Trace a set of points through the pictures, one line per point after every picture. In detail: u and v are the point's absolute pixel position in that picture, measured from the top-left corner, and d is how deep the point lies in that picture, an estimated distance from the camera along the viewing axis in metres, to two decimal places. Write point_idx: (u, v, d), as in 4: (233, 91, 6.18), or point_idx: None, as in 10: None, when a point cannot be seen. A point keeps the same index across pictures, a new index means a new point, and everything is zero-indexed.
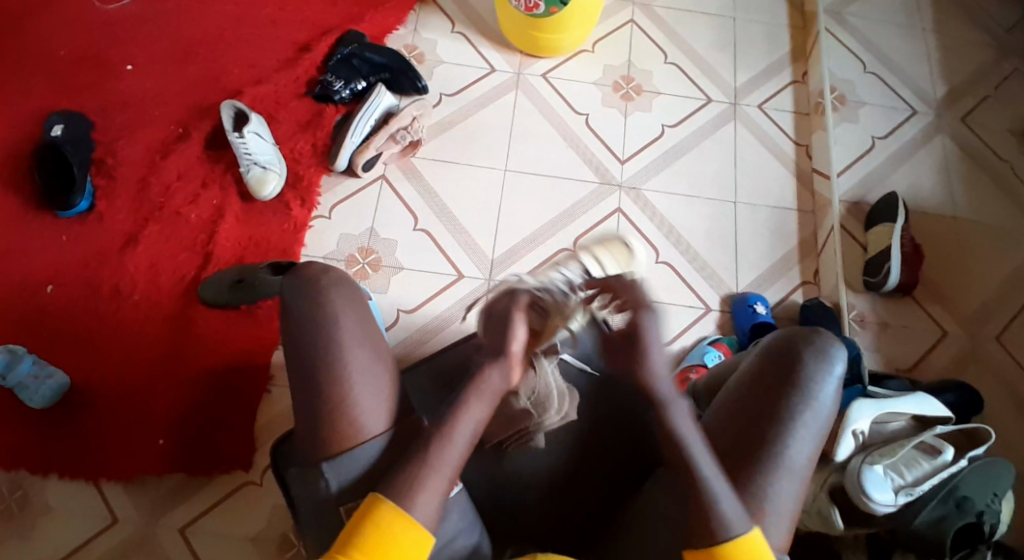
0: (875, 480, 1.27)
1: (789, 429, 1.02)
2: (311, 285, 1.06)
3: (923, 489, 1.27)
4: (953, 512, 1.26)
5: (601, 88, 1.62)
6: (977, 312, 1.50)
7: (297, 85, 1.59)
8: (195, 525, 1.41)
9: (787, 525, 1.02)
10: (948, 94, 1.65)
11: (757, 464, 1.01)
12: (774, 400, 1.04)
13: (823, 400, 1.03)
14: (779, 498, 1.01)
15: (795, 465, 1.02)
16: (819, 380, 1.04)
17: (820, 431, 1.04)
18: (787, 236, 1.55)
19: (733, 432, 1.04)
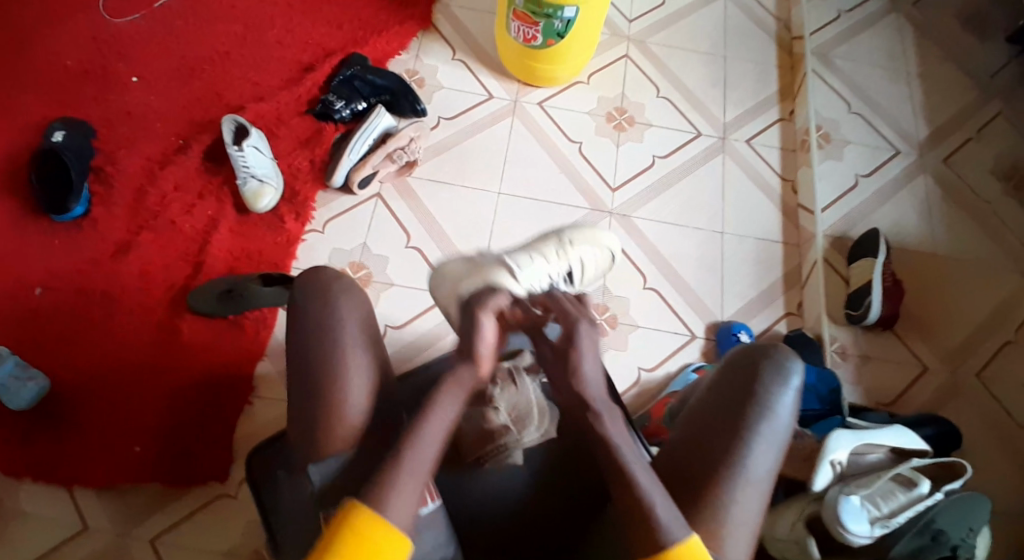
0: (851, 510, 1.27)
1: (749, 441, 1.05)
2: (312, 281, 1.07)
3: (899, 521, 1.28)
4: (929, 545, 1.25)
5: (595, 117, 1.66)
6: (957, 349, 1.53)
7: (299, 103, 1.62)
8: (167, 537, 1.40)
9: (748, 536, 1.03)
10: (931, 136, 1.70)
11: (720, 476, 1.04)
12: (733, 412, 1.07)
13: (782, 412, 1.06)
14: (740, 509, 1.03)
15: (755, 476, 1.05)
16: (777, 395, 1.08)
17: (780, 444, 1.06)
18: (772, 268, 1.58)
19: (695, 444, 1.07)
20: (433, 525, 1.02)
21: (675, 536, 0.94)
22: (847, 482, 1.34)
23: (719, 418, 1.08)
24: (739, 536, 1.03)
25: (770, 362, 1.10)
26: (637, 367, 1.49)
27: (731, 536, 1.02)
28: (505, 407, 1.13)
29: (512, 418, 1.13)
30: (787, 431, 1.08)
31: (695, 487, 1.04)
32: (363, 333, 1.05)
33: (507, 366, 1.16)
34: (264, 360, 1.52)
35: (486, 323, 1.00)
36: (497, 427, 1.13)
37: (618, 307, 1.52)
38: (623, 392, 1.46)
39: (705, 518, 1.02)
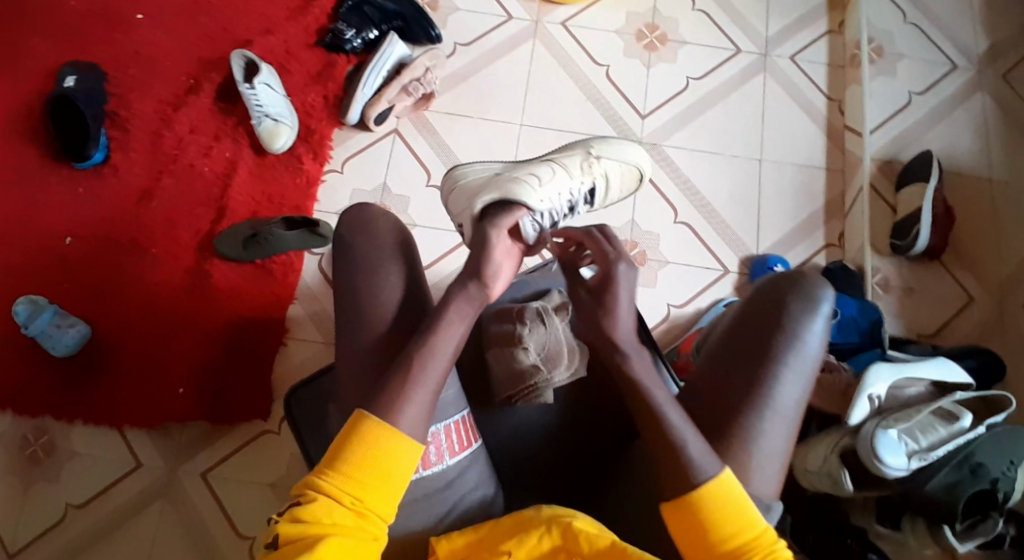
0: (887, 444, 1.26)
1: (776, 372, 1.04)
2: (352, 225, 1.08)
3: (938, 454, 1.25)
4: (967, 479, 1.23)
5: (623, 37, 1.55)
6: (1005, 279, 1.45)
7: (309, 34, 1.55)
8: (217, 471, 1.46)
9: (777, 467, 1.02)
10: (990, 51, 1.55)
11: (745, 409, 1.03)
12: (760, 343, 1.06)
13: (811, 343, 1.05)
14: (768, 439, 1.02)
15: (782, 406, 1.03)
16: (806, 326, 1.06)
17: (808, 373, 1.05)
18: (814, 196, 1.50)
19: (720, 376, 1.06)
20: (472, 467, 1.06)
21: (707, 472, 0.94)
22: (885, 416, 1.32)
23: (747, 349, 1.06)
24: (767, 465, 1.02)
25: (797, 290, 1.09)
26: (667, 303, 1.45)
27: (758, 468, 1.01)
28: (536, 346, 1.12)
29: (542, 356, 1.12)
30: (816, 360, 1.07)
31: (723, 424, 1.03)
32: (404, 282, 1.07)
33: (535, 307, 1.14)
34: (295, 303, 1.53)
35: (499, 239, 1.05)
36: (527, 367, 1.11)
37: (648, 243, 1.47)
38: (652, 327, 1.43)
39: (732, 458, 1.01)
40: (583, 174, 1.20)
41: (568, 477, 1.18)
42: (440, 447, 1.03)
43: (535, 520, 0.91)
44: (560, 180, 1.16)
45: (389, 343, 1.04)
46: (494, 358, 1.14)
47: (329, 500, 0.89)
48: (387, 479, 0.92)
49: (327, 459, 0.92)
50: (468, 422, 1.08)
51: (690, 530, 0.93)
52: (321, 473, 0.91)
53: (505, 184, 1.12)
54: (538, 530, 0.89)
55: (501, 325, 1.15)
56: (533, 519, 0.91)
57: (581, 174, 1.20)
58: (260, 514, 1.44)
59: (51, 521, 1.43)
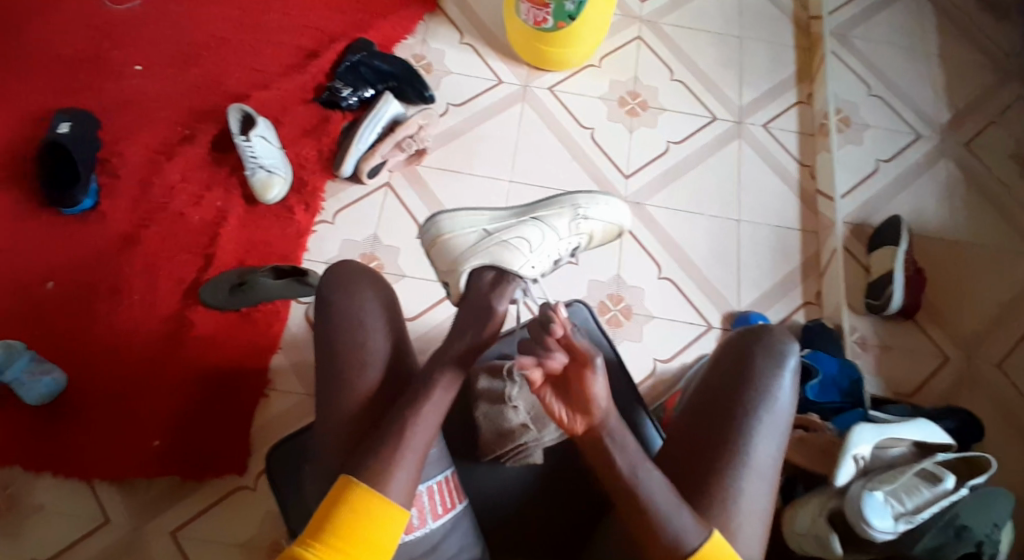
0: (875, 506, 1.26)
1: (752, 430, 1.09)
2: (342, 275, 1.16)
3: (923, 516, 1.27)
4: (953, 541, 1.26)
5: (607, 102, 1.63)
6: (976, 339, 1.51)
7: (305, 91, 1.60)
8: (185, 531, 1.40)
9: (759, 524, 1.07)
10: (952, 120, 1.66)
11: (728, 468, 1.07)
12: (732, 404, 1.11)
13: (782, 399, 1.10)
14: (749, 497, 1.07)
15: (760, 463, 1.08)
16: (774, 383, 1.12)
17: (781, 431, 1.10)
18: (789, 255, 1.56)
19: (698, 437, 1.10)
20: (456, 529, 1.10)
21: (693, 541, 0.97)
22: (870, 478, 1.34)
23: (722, 407, 1.11)
24: (752, 524, 1.06)
25: (764, 351, 1.14)
26: (652, 357, 1.47)
27: (741, 525, 1.06)
28: (524, 405, 1.18)
29: (531, 415, 1.18)
30: (786, 417, 1.12)
31: (705, 483, 1.07)
32: (387, 331, 1.15)
33: (523, 366, 1.22)
34: (278, 354, 1.51)
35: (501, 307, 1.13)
36: (517, 426, 1.16)
37: (633, 297, 1.50)
38: (638, 382, 1.45)
39: (715, 499, 1.06)
40: (571, 235, 1.29)
41: (565, 523, 1.18)
42: (423, 510, 1.07)
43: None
44: (548, 242, 1.26)
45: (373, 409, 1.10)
46: (483, 416, 1.17)
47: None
48: (374, 548, 0.98)
49: (315, 530, 0.97)
50: (452, 481, 1.12)
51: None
52: (308, 544, 0.96)
53: (496, 248, 1.23)
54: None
55: (491, 382, 1.19)
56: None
57: (570, 235, 1.30)
58: None
59: None
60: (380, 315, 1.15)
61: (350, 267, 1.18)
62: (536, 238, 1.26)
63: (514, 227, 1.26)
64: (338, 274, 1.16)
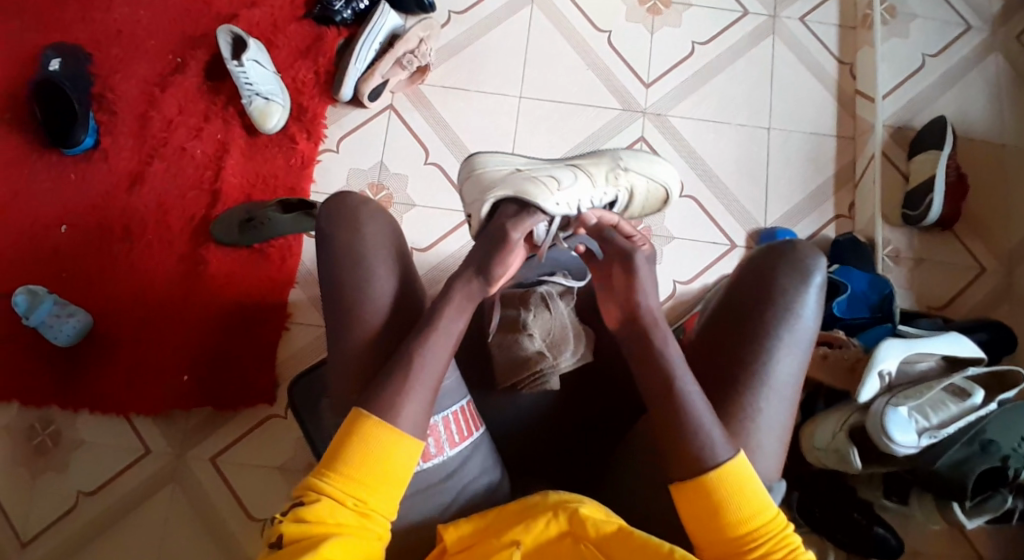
0: (897, 420, 1.23)
1: (771, 345, 1.00)
2: (341, 210, 1.03)
3: (949, 430, 1.24)
4: (978, 454, 1.23)
5: (626, 1, 1.50)
6: (1016, 249, 1.43)
7: (296, 7, 1.49)
8: (226, 455, 1.44)
9: (775, 444, 1.01)
10: (1007, 8, 1.51)
11: (742, 390, 1.00)
12: (753, 321, 1.01)
13: (804, 314, 1.01)
14: (765, 414, 1.00)
15: (778, 381, 1.00)
16: (796, 293, 1.02)
17: (804, 347, 1.02)
18: (823, 165, 1.46)
19: (717, 359, 1.03)
20: (476, 455, 1.03)
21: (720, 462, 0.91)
22: (895, 394, 1.29)
23: (742, 323, 1.02)
24: (768, 443, 1.00)
25: (788, 262, 1.04)
26: (672, 280, 1.41)
27: (758, 445, 1.00)
28: (539, 332, 1.08)
29: (547, 341, 1.08)
30: (810, 330, 1.03)
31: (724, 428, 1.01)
32: (395, 270, 1.03)
33: (540, 290, 1.11)
34: (295, 288, 1.50)
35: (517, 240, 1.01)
36: (533, 353, 1.07)
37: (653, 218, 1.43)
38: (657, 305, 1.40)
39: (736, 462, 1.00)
40: (609, 183, 1.14)
41: (578, 462, 1.14)
42: (439, 439, 1.01)
43: (541, 506, 0.89)
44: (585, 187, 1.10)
45: (378, 351, 1.00)
46: (496, 345, 1.10)
47: (332, 501, 0.89)
48: (389, 479, 0.91)
49: (327, 462, 0.91)
50: (470, 411, 1.05)
51: (702, 513, 0.91)
52: (321, 475, 0.90)
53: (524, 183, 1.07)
54: (546, 515, 0.88)
55: (505, 311, 1.11)
56: (540, 503, 0.89)
57: (606, 185, 1.14)
58: (273, 497, 1.43)
59: (64, 506, 1.41)
60: (392, 273, 1.02)
61: (347, 198, 1.04)
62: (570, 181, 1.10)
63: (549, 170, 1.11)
64: (332, 202, 1.03)
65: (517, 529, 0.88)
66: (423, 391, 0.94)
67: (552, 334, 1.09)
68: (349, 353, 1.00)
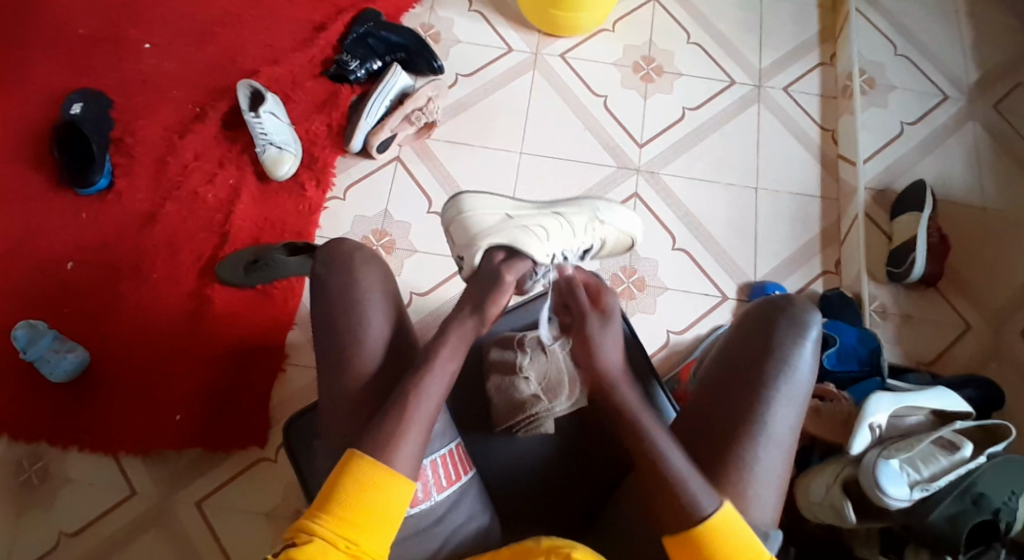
0: (889, 475, 1.23)
1: (769, 398, 1.03)
2: (338, 256, 1.08)
3: (940, 484, 1.23)
4: (971, 508, 1.21)
5: (622, 68, 1.61)
6: (999, 306, 1.47)
7: (313, 64, 1.60)
8: (210, 499, 1.42)
9: (774, 493, 1.01)
10: (980, 80, 1.62)
11: (742, 432, 1.02)
12: (754, 371, 1.04)
13: (801, 368, 1.04)
14: (765, 465, 1.01)
15: (777, 434, 1.02)
16: (794, 349, 1.05)
17: (799, 398, 1.04)
18: (810, 223, 1.52)
19: (714, 413, 1.05)
20: (464, 500, 1.03)
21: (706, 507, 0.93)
22: (886, 446, 1.29)
23: (740, 380, 1.05)
24: (767, 491, 1.01)
25: (786, 319, 1.07)
26: (666, 330, 1.45)
27: (757, 496, 1.00)
28: (535, 375, 1.09)
29: (543, 387, 1.09)
30: (806, 384, 1.05)
31: (717, 437, 1.03)
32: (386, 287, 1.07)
33: (535, 334, 1.12)
34: (296, 329, 1.52)
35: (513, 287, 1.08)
36: (528, 397, 1.08)
37: (647, 270, 1.48)
38: (652, 353, 1.43)
39: (734, 474, 1.00)
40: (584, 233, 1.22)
41: (572, 478, 1.13)
42: (428, 482, 1.01)
43: (534, 551, 0.92)
44: (565, 237, 1.19)
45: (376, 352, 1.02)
46: (493, 388, 1.11)
47: (324, 541, 0.88)
48: (381, 521, 0.91)
49: (320, 503, 0.90)
50: (459, 454, 1.05)
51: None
52: (315, 517, 0.89)
53: (516, 232, 1.14)
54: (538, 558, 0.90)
55: (502, 353, 1.12)
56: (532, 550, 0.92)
57: (584, 235, 1.22)
58: (258, 543, 1.40)
59: (43, 548, 1.38)
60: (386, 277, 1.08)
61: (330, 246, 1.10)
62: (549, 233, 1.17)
63: (536, 216, 1.19)
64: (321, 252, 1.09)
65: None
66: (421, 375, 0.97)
67: (550, 380, 1.09)
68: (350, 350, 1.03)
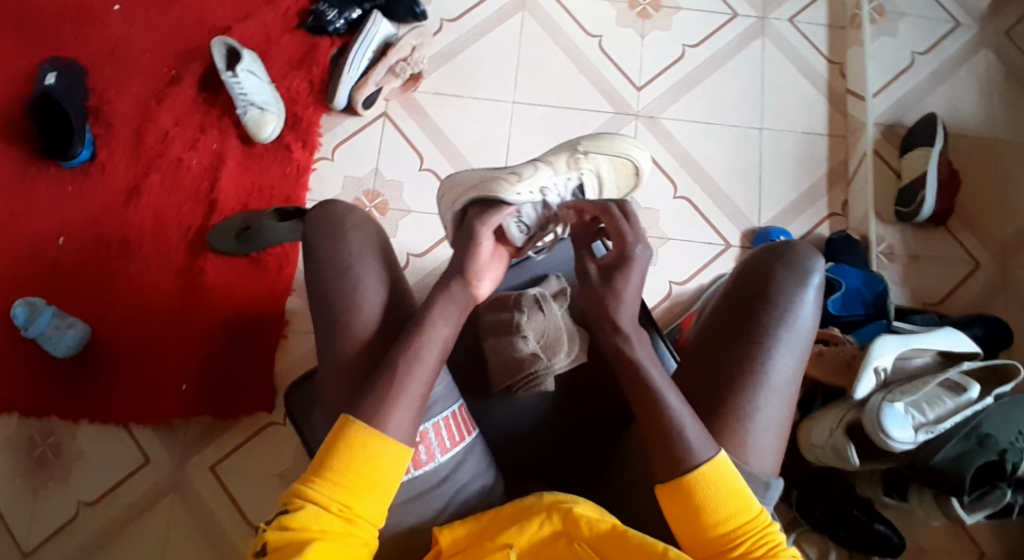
0: (893, 416, 1.21)
1: (769, 346, 1.01)
2: (323, 234, 1.03)
3: (945, 426, 1.21)
4: (975, 450, 1.22)
5: (616, 5, 1.52)
6: (1010, 243, 1.43)
7: (289, 18, 1.52)
8: (225, 465, 1.45)
9: (773, 440, 1.00)
10: (994, 4, 1.53)
11: (743, 386, 1.00)
12: (754, 318, 1.02)
13: (802, 315, 1.02)
14: (764, 413, 0.99)
15: (776, 381, 1.00)
16: (796, 296, 1.03)
17: (801, 344, 1.02)
18: (816, 164, 1.47)
19: (717, 360, 1.02)
20: (467, 461, 1.02)
21: (703, 455, 0.91)
22: (891, 389, 1.27)
23: (740, 327, 1.02)
24: (766, 439, 0.99)
25: (787, 266, 1.05)
26: (667, 280, 1.42)
27: (757, 444, 0.99)
28: (533, 334, 1.06)
29: (541, 344, 1.06)
30: (808, 332, 1.03)
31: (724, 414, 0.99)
32: (381, 278, 1.02)
33: (532, 293, 1.08)
34: (293, 295, 1.50)
35: (486, 238, 1.01)
36: (527, 355, 1.05)
37: (647, 220, 1.44)
38: (652, 307, 1.40)
39: (735, 451, 0.98)
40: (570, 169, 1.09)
41: (573, 455, 1.13)
42: (430, 445, 0.99)
43: (535, 508, 0.89)
44: (546, 176, 1.06)
45: (371, 357, 0.99)
46: (491, 349, 1.09)
47: (318, 507, 0.87)
48: (377, 484, 0.89)
49: (314, 468, 0.89)
50: (461, 414, 1.03)
51: (682, 516, 0.90)
52: (309, 482, 0.88)
53: (488, 182, 1.04)
54: (539, 516, 0.88)
55: (498, 314, 1.09)
56: (534, 505, 0.89)
57: (569, 170, 1.09)
58: (271, 504, 1.43)
59: (65, 519, 1.41)
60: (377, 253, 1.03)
61: (321, 206, 1.05)
62: (524, 176, 1.06)
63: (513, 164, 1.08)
64: (319, 210, 1.04)
65: (512, 532, 0.87)
66: (421, 379, 0.94)
67: (548, 337, 1.06)
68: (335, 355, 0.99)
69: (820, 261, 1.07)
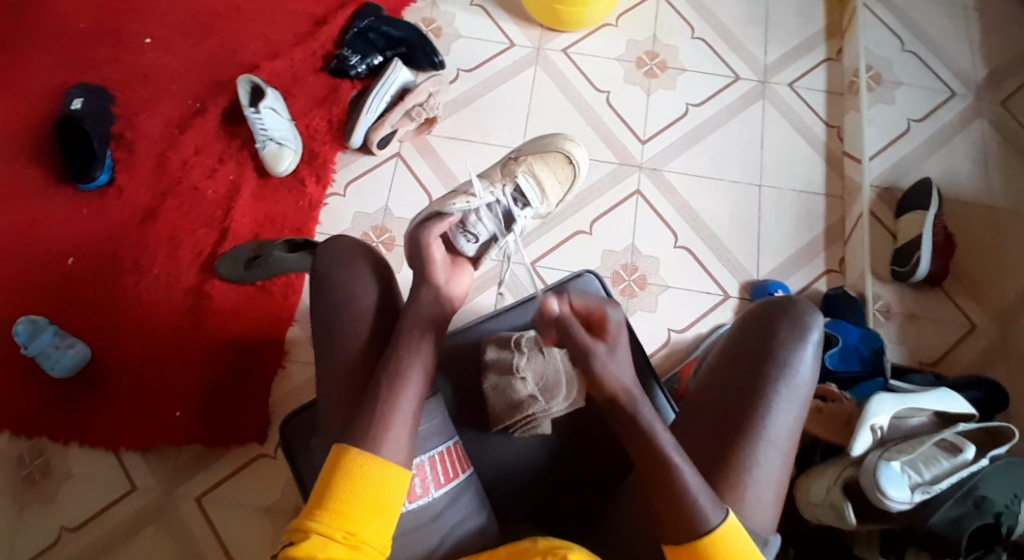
0: (890, 476, 1.19)
1: (769, 402, 0.99)
2: (341, 251, 1.07)
3: (942, 487, 1.18)
4: (972, 512, 1.16)
5: (625, 64, 1.60)
6: (1006, 307, 1.45)
7: (314, 59, 1.59)
8: (212, 495, 1.42)
9: (772, 497, 0.98)
10: (989, 77, 1.60)
11: (743, 434, 0.99)
12: (755, 372, 1.01)
13: (803, 371, 1.01)
14: (763, 468, 0.98)
15: (775, 436, 0.99)
16: (797, 351, 1.02)
17: (800, 399, 1.01)
18: (814, 221, 1.51)
19: (715, 411, 1.01)
20: (462, 497, 1.00)
21: (711, 520, 0.88)
22: (888, 447, 1.25)
23: (739, 381, 1.01)
24: (765, 495, 0.98)
25: (789, 319, 1.04)
26: (666, 328, 1.43)
27: (756, 498, 0.97)
28: (532, 376, 1.04)
29: (540, 387, 1.04)
30: (807, 388, 1.02)
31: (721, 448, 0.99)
32: (377, 289, 1.05)
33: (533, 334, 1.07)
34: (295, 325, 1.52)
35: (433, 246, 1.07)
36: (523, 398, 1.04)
37: (649, 268, 1.46)
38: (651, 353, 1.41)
39: (732, 483, 0.97)
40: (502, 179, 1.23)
41: (567, 476, 1.10)
42: (425, 478, 0.98)
43: (532, 552, 0.88)
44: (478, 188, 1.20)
45: (370, 360, 1.01)
46: (490, 387, 1.07)
47: (323, 537, 0.85)
48: (378, 510, 0.88)
49: (315, 501, 0.87)
50: (457, 452, 1.02)
51: None
52: (312, 514, 0.86)
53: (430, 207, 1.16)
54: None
55: (500, 352, 1.08)
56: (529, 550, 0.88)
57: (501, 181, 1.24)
58: (257, 540, 1.40)
59: (46, 541, 1.38)
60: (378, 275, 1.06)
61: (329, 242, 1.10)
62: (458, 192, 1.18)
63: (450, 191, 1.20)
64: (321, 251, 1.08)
65: None
66: (413, 388, 0.94)
67: (546, 380, 1.04)
68: (344, 349, 1.01)
69: (821, 318, 1.06)
